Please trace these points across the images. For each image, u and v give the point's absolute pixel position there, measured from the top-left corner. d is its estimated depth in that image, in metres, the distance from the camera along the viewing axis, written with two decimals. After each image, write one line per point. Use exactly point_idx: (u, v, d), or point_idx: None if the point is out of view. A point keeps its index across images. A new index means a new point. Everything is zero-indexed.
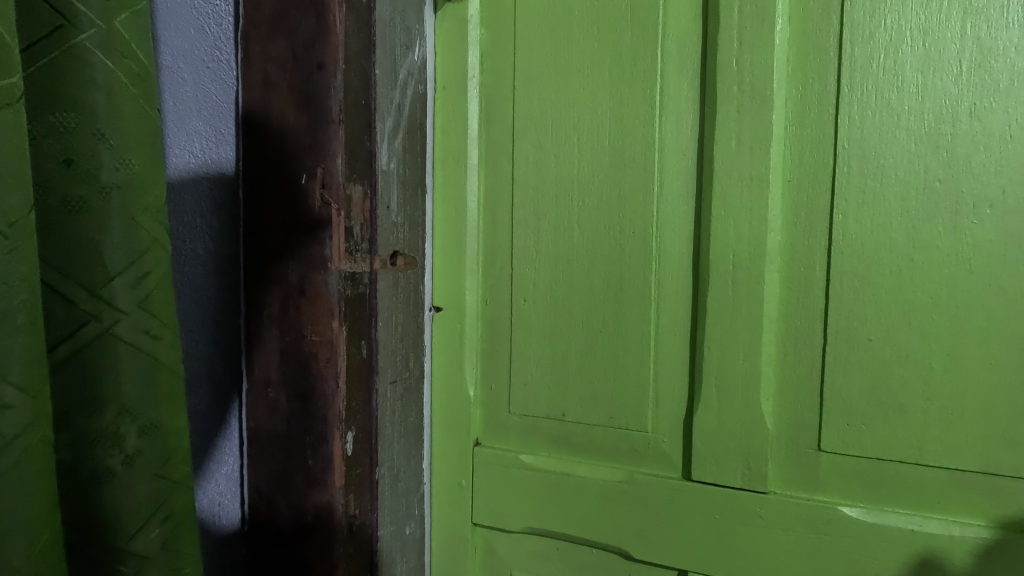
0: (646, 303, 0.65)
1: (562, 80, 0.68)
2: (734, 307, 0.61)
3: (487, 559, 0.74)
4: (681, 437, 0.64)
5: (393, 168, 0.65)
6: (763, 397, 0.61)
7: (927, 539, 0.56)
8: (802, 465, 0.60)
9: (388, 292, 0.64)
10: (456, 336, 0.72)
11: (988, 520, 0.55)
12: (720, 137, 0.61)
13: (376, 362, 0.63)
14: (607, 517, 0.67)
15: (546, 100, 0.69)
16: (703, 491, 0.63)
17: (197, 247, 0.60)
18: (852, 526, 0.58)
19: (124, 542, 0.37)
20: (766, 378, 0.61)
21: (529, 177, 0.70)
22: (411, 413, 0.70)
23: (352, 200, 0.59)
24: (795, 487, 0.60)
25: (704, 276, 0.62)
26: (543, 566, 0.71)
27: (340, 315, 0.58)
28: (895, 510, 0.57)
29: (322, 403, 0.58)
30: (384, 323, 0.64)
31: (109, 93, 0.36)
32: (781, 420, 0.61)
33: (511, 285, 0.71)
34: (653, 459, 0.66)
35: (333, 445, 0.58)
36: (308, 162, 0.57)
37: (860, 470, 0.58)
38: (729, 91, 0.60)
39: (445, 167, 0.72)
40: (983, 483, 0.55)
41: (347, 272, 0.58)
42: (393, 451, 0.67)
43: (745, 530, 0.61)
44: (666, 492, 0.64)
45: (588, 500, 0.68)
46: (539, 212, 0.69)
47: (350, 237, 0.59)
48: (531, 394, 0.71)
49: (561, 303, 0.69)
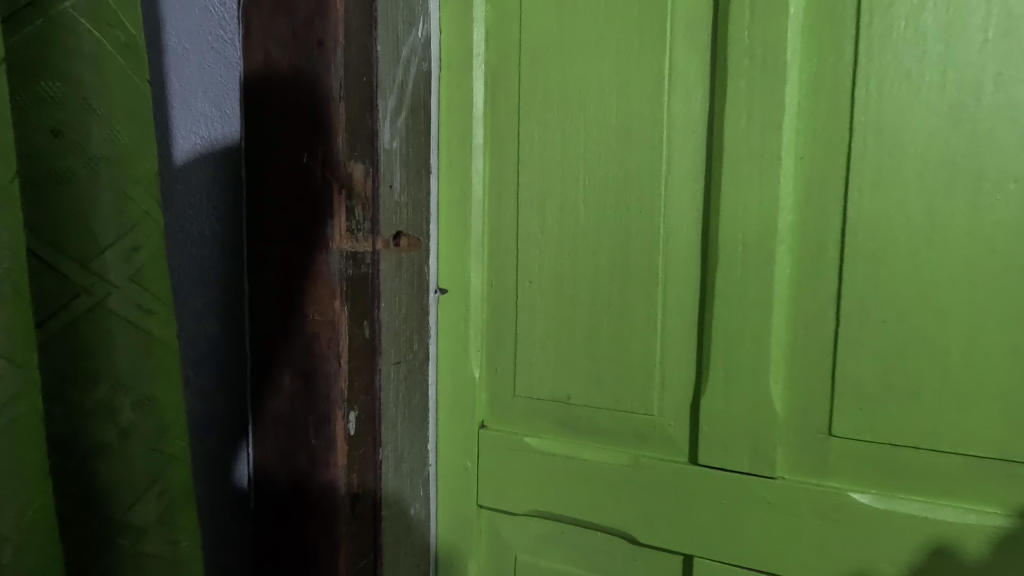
0: (652, 285, 0.64)
1: (567, 57, 0.66)
2: (743, 288, 0.59)
3: (491, 542, 0.74)
4: (688, 421, 0.63)
5: (395, 147, 0.64)
6: (772, 381, 0.59)
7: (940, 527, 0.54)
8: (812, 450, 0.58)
9: (390, 274, 0.64)
10: (461, 318, 0.72)
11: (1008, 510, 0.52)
12: (729, 112, 0.59)
13: (378, 344, 0.63)
14: (611, 501, 0.66)
15: (551, 77, 0.67)
16: (708, 476, 0.62)
17: (203, 229, 0.60)
18: (862, 513, 0.56)
19: (121, 513, 0.37)
20: (775, 361, 0.59)
21: (535, 157, 0.69)
22: (416, 395, 0.70)
23: (353, 179, 0.58)
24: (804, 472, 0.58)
25: (713, 256, 0.61)
26: (547, 549, 0.71)
27: (341, 295, 0.57)
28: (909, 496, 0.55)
29: (324, 382, 0.58)
30: (386, 304, 0.64)
31: (98, 68, 0.36)
32: (790, 404, 0.59)
33: (515, 267, 0.70)
34: (658, 442, 0.65)
35: (335, 424, 0.58)
36: (309, 140, 0.57)
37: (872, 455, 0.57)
38: (740, 63, 0.58)
39: (449, 147, 0.71)
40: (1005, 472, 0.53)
41: (349, 252, 0.58)
42: (396, 433, 0.67)
43: (750, 516, 0.60)
44: (672, 476, 0.63)
45: (591, 483, 0.67)
46: (544, 192, 0.68)
47: (351, 216, 0.58)
48: (535, 377, 0.70)
49: (566, 285, 0.68)
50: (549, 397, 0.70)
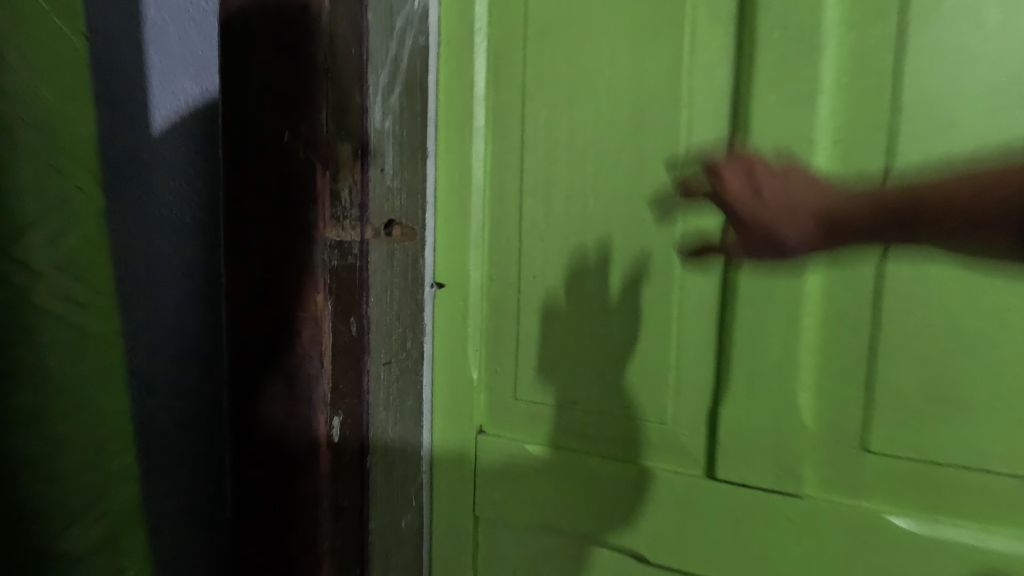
0: (667, 282, 0.58)
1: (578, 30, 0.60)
2: (769, 286, 0.54)
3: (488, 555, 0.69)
4: (704, 430, 0.58)
5: (387, 127, 0.58)
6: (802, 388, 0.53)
7: (829, 225, 0.45)
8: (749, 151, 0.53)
9: (380, 264, 0.59)
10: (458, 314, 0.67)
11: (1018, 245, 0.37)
12: (759, 88, 0.52)
13: (367, 342, 0.57)
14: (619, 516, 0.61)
15: (559, 52, 0.61)
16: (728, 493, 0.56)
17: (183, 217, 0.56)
18: (770, 209, 0.49)
19: (48, 540, 0.33)
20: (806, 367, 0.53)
21: (541, 141, 0.63)
22: (409, 397, 0.65)
23: (339, 161, 0.53)
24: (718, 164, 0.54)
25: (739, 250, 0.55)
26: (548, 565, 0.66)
27: (325, 288, 0.52)
28: (861, 204, 0.44)
29: (305, 384, 0.53)
30: (376, 299, 0.58)
31: (14, 9, 0.31)
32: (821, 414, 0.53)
33: (518, 259, 0.65)
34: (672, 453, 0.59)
35: (316, 428, 0.53)
36: (291, 116, 0.51)
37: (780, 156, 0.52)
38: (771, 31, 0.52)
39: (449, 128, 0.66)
40: (1019, 172, 0.36)
41: (334, 241, 0.52)
42: (387, 437, 0.61)
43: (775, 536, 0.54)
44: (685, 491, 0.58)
45: (598, 496, 0.62)
46: (551, 178, 0.63)
47: (337, 202, 0.53)
48: (538, 379, 0.65)
49: (574, 281, 0.62)
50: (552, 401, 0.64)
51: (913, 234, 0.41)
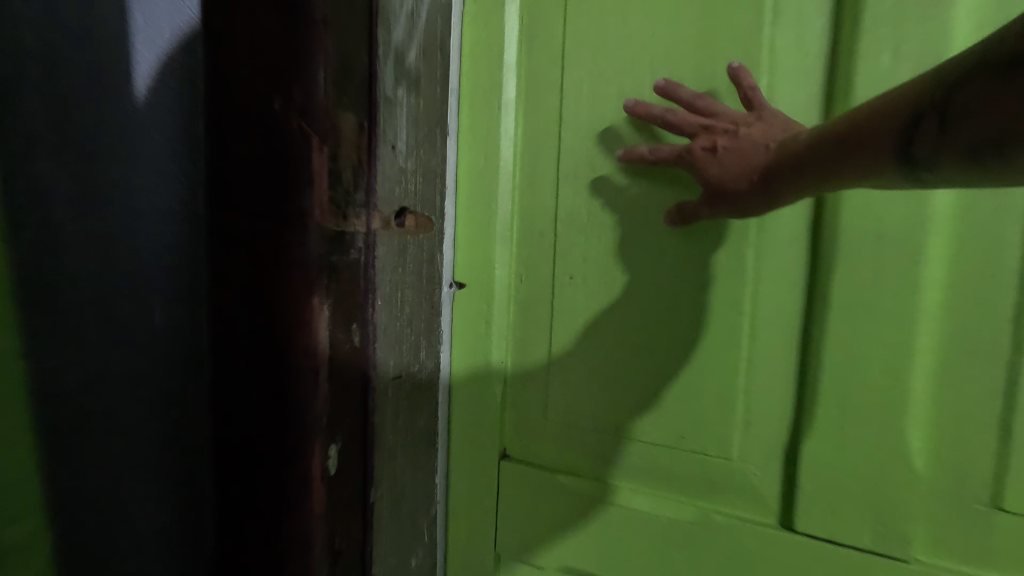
0: (744, 285, 0.50)
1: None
2: (871, 294, 0.46)
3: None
4: (777, 465, 0.49)
5: (399, 97, 0.49)
6: (897, 414, 0.45)
7: (787, 181, 0.43)
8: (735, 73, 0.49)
9: (389, 261, 0.49)
10: (482, 319, 0.58)
11: (897, 151, 0.34)
12: (824, 78, 0.49)
13: (373, 354, 0.48)
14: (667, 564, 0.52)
15: (605, 24, 0.54)
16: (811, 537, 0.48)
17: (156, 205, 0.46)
18: (711, 173, 0.47)
19: None
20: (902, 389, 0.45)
21: (582, 123, 0.55)
22: (421, 416, 0.55)
23: (341, 133, 0.43)
24: (657, 115, 0.51)
25: (830, 253, 0.47)
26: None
27: (323, 288, 0.42)
28: (801, 148, 0.41)
29: (295, 406, 0.43)
30: (384, 301, 0.49)
31: None
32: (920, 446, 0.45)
33: (550, 258, 0.57)
34: (736, 488, 0.50)
35: (309, 464, 0.43)
36: (281, 76, 0.41)
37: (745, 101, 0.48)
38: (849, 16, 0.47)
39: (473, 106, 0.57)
40: (893, 95, 0.35)
41: (332, 230, 0.43)
42: (396, 464, 0.52)
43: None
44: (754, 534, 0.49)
45: (643, 538, 0.52)
46: (594, 166, 0.55)
47: (337, 182, 0.43)
48: (574, 396, 0.56)
49: (618, 285, 0.54)
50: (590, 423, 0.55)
51: (832, 166, 0.39)
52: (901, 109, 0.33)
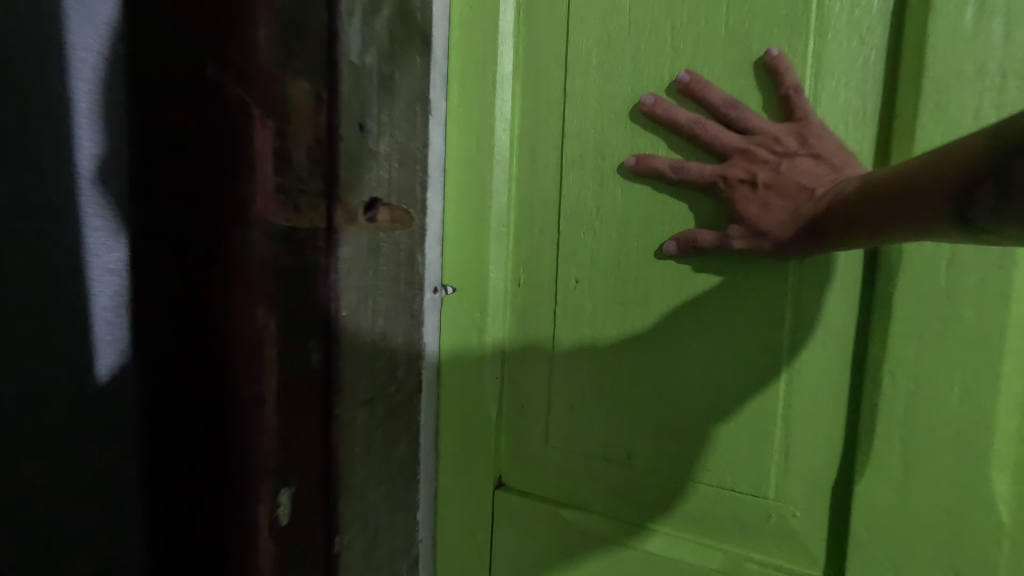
0: (785, 317, 0.48)
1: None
2: (933, 328, 0.44)
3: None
4: (818, 500, 0.48)
5: (367, 63, 0.40)
6: (912, 397, 0.45)
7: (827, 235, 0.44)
8: (782, 72, 0.47)
9: (355, 263, 0.40)
10: (477, 319, 0.54)
11: (953, 204, 0.34)
12: (847, 64, 0.47)
13: (338, 376, 0.39)
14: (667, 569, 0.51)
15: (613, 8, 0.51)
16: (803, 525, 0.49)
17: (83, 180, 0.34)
18: (744, 207, 0.47)
19: None
20: (915, 373, 0.45)
21: (583, 108, 0.53)
22: (398, 443, 0.47)
23: (289, 105, 0.34)
24: (684, 123, 0.49)
25: (859, 272, 0.46)
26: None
27: (270, 299, 0.34)
28: (853, 196, 0.41)
29: (237, 444, 0.34)
30: (352, 311, 0.40)
31: None
32: (942, 433, 0.45)
33: (550, 256, 0.54)
34: (732, 477, 0.50)
35: (254, 521, 0.34)
36: (214, 33, 0.33)
37: (786, 105, 0.47)
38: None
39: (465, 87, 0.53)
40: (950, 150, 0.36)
41: (282, 227, 0.34)
42: (366, 503, 0.43)
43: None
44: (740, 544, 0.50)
45: (642, 533, 0.52)
46: (601, 154, 0.52)
47: (287, 167, 0.34)
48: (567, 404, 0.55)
49: (600, 296, 0.53)
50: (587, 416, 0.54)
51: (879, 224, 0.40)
52: (954, 171, 0.34)
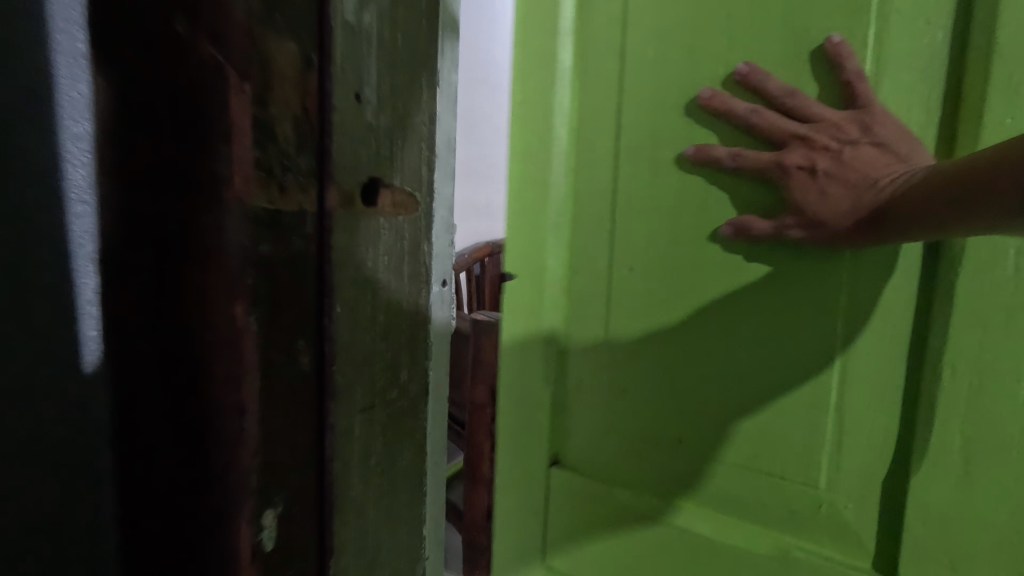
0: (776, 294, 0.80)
1: (653, 47, 0.85)
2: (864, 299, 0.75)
3: (561, 496, 0.98)
4: (880, 422, 0.75)
5: (361, 23, 0.35)
6: (962, 382, 0.70)
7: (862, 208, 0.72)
8: (854, 71, 0.71)
9: (353, 250, 0.35)
10: (534, 296, 0.96)
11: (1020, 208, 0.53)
12: (906, 67, 0.71)
13: (331, 383, 0.34)
14: (740, 488, 0.84)
15: (638, 61, 0.86)
16: (841, 469, 0.78)
17: None
18: (802, 186, 0.75)
19: None
20: (961, 363, 0.70)
21: (626, 129, 0.88)
22: (401, 456, 0.41)
23: (271, 68, 0.29)
24: (732, 110, 0.79)
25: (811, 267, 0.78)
26: (653, 524, 0.90)
27: (249, 293, 0.29)
28: (923, 193, 0.64)
29: (212, 457, 0.30)
30: (349, 309, 0.35)
31: None
32: (975, 404, 0.69)
33: (599, 234, 0.92)
34: (740, 430, 0.83)
35: (235, 550, 0.30)
36: None
37: (851, 89, 0.72)
38: (870, 43, 0.72)
39: (526, 126, 0.94)
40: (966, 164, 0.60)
41: (265, 209, 0.30)
42: (365, 522, 0.39)
43: (858, 542, 0.78)
44: (753, 520, 0.84)
45: (671, 463, 0.89)
46: (629, 169, 0.88)
47: (269, 140, 0.30)
48: (696, 332, 0.85)
49: (653, 262, 0.87)
50: (610, 384, 0.93)
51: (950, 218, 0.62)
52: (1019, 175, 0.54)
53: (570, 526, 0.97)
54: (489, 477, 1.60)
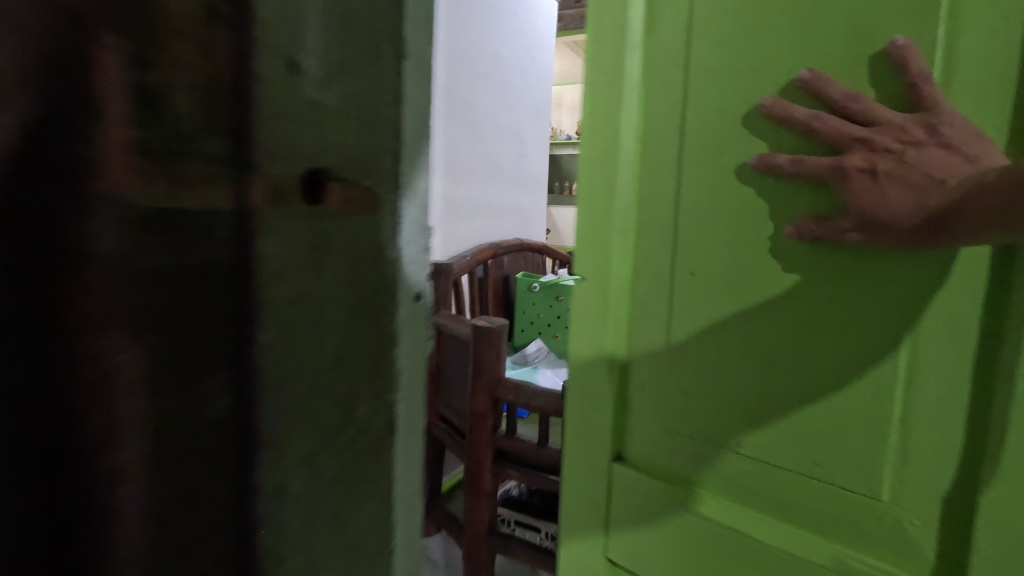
0: (832, 299, 0.75)
1: (717, 54, 0.83)
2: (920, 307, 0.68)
3: (618, 492, 0.96)
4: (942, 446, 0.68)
5: None
6: None
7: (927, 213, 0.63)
8: (920, 73, 0.65)
9: (283, 262, 0.27)
10: (597, 301, 0.95)
11: None
12: (981, 65, 0.63)
13: (254, 428, 0.27)
14: (801, 496, 0.79)
15: (697, 70, 0.85)
16: (904, 483, 0.71)
17: None
18: (862, 191, 0.68)
19: None
20: None
21: (690, 134, 0.86)
22: (358, 510, 0.34)
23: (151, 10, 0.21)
24: (791, 113, 0.74)
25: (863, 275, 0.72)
26: (704, 525, 0.85)
27: (122, 320, 0.21)
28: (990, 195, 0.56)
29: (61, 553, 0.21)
30: (281, 337, 0.28)
31: None
32: None
33: (664, 235, 0.90)
34: (803, 437, 0.78)
35: None
36: None
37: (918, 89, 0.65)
38: (939, 44, 0.66)
39: (596, 134, 0.93)
40: None
41: (150, 207, 0.22)
42: None
43: (926, 558, 0.70)
44: (815, 531, 0.77)
45: (727, 466, 0.85)
46: (692, 170, 0.86)
47: (153, 110, 0.22)
48: (760, 330, 0.81)
49: (714, 261, 0.84)
50: (667, 389, 0.91)
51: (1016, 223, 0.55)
52: None
53: (629, 523, 0.95)
54: (490, 490, 1.52)
